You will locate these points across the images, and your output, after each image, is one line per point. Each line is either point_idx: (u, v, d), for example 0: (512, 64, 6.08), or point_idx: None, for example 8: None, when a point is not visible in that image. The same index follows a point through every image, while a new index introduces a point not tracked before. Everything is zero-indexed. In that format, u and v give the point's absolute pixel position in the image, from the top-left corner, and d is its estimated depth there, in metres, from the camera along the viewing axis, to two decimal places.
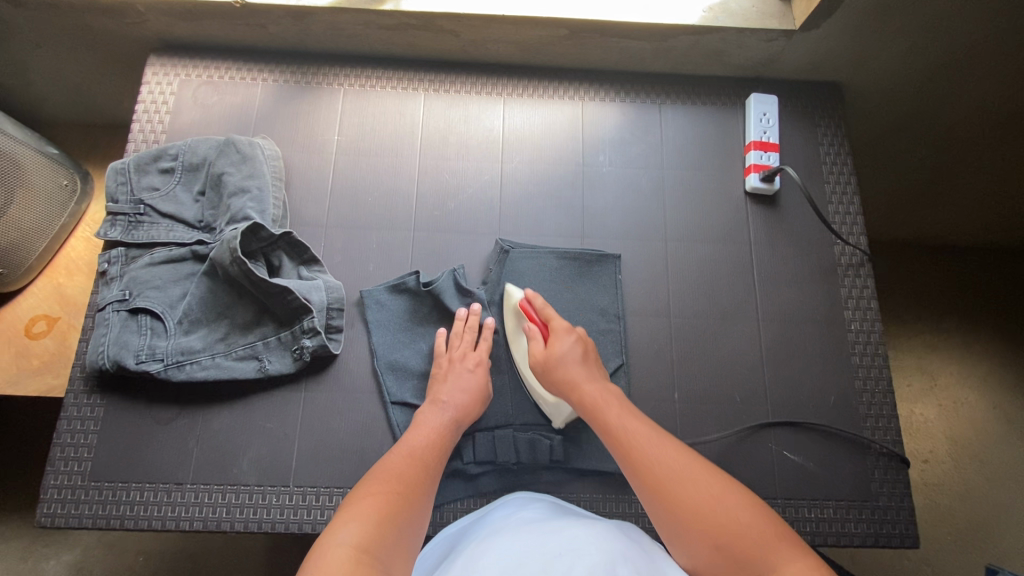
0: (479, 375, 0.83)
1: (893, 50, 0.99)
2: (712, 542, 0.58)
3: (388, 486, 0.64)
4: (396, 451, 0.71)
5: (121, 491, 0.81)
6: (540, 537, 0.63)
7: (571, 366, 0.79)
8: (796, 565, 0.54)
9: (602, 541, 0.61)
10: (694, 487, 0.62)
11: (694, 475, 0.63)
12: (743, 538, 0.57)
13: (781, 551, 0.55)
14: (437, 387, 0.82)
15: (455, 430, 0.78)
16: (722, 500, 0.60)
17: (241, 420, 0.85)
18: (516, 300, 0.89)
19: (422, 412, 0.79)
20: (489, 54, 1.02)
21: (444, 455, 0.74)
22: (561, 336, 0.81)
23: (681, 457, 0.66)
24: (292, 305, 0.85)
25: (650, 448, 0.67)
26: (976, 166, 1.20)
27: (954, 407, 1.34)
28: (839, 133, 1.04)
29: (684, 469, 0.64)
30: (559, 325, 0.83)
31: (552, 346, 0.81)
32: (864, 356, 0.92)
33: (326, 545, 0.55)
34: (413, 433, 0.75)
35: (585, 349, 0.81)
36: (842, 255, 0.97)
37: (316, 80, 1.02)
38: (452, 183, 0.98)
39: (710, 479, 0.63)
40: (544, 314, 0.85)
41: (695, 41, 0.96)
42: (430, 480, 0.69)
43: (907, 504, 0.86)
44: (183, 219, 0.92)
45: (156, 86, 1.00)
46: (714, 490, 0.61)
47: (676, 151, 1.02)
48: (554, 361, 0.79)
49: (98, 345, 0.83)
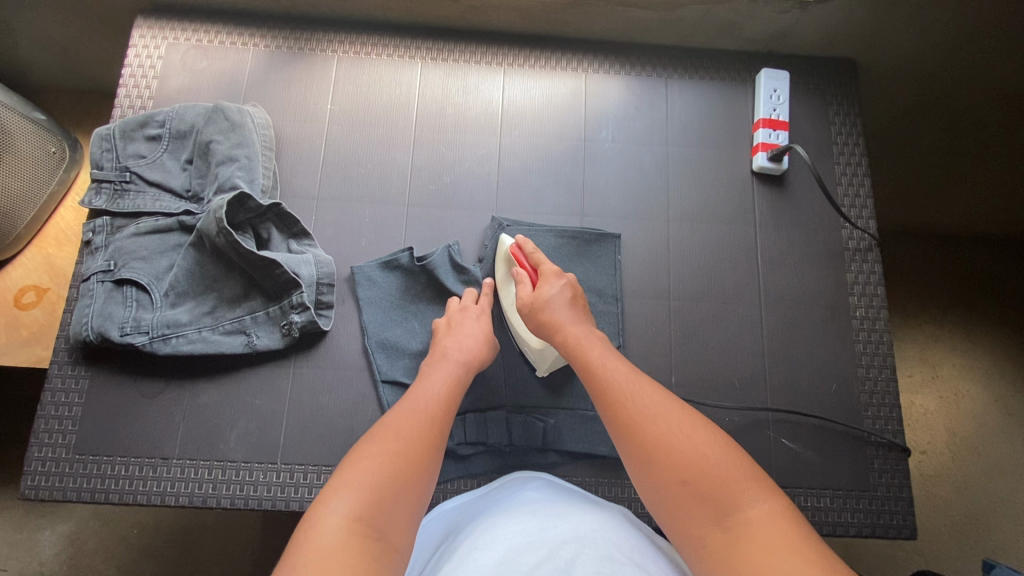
0: (484, 325, 0.82)
1: (911, 24, 0.95)
2: (678, 478, 0.55)
3: (386, 446, 0.61)
4: (401, 406, 0.68)
5: (106, 465, 0.80)
6: (547, 521, 0.62)
7: (557, 309, 0.75)
8: (759, 507, 0.51)
9: (606, 534, 0.60)
10: (667, 424, 0.59)
11: (667, 414, 0.60)
12: (708, 475, 0.54)
13: (748, 494, 0.53)
14: (442, 339, 0.80)
15: (466, 379, 0.75)
16: (693, 438, 0.57)
17: (228, 395, 0.83)
18: (506, 248, 0.85)
19: (429, 364, 0.76)
20: (489, 21, 0.97)
21: (454, 408, 0.70)
22: (550, 281, 0.78)
23: (657, 396, 0.62)
24: (281, 279, 0.83)
25: (627, 388, 0.64)
26: (990, 150, 1.16)
27: (954, 399, 1.32)
28: (852, 111, 1.00)
29: (660, 408, 0.61)
30: (549, 270, 0.80)
31: (540, 290, 0.77)
32: (869, 343, 0.90)
33: (318, 515, 0.53)
34: (421, 385, 0.72)
35: (573, 294, 0.78)
36: (850, 239, 0.94)
37: (309, 46, 0.98)
38: (449, 156, 0.95)
39: (683, 417, 0.60)
40: (535, 259, 0.82)
41: (704, 11, 0.92)
42: (437, 436, 0.65)
43: (906, 495, 0.84)
44: (170, 188, 0.89)
45: (143, 49, 0.96)
46: (686, 428, 0.58)
47: (681, 128, 0.98)
48: (541, 304, 0.76)
49: (82, 317, 0.81)
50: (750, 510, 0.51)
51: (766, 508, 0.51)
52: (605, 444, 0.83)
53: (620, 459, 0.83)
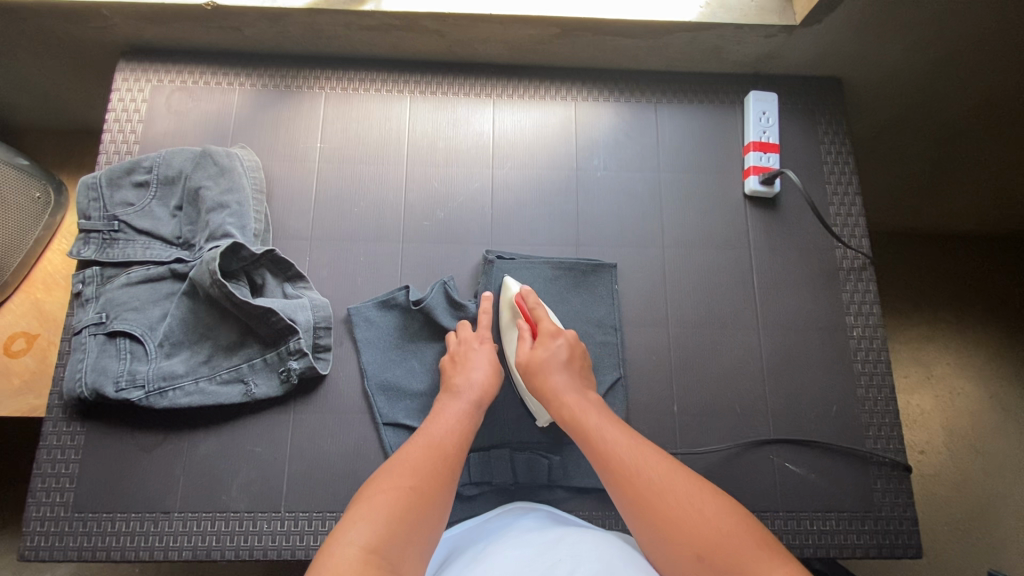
0: (488, 352, 0.81)
1: (896, 44, 0.95)
2: (693, 552, 0.54)
3: (401, 481, 0.61)
4: (414, 441, 0.68)
5: (106, 522, 0.79)
6: (546, 543, 0.63)
7: (552, 372, 0.75)
8: (778, 572, 0.50)
9: (602, 547, 0.62)
10: (675, 497, 0.59)
11: (674, 485, 0.60)
12: (724, 544, 0.54)
13: (764, 562, 0.51)
14: (452, 375, 0.79)
15: (477, 415, 0.75)
16: (703, 509, 0.57)
17: (228, 445, 0.82)
18: (511, 295, 0.86)
19: (441, 402, 0.76)
20: (477, 54, 0.97)
21: (466, 443, 0.70)
22: (546, 341, 0.78)
23: (659, 466, 0.62)
24: (277, 326, 0.82)
25: (629, 458, 0.64)
26: (974, 159, 1.18)
27: (950, 398, 1.33)
28: (840, 130, 1.01)
29: (664, 479, 0.61)
30: (547, 328, 0.79)
31: (536, 350, 0.77)
32: (867, 363, 0.91)
33: (336, 545, 0.52)
34: (433, 421, 0.72)
35: (571, 354, 0.78)
36: (844, 258, 0.95)
37: (297, 84, 0.97)
38: (441, 191, 0.94)
39: (687, 487, 0.60)
40: (536, 313, 0.82)
41: (691, 38, 0.93)
42: (450, 472, 0.65)
43: (910, 514, 0.85)
44: (160, 235, 0.88)
45: (126, 93, 0.95)
46: (693, 498, 0.58)
47: (673, 153, 0.98)
48: (537, 365, 0.76)
49: (75, 372, 0.80)
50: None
51: (785, 575, 0.50)
52: None
53: None
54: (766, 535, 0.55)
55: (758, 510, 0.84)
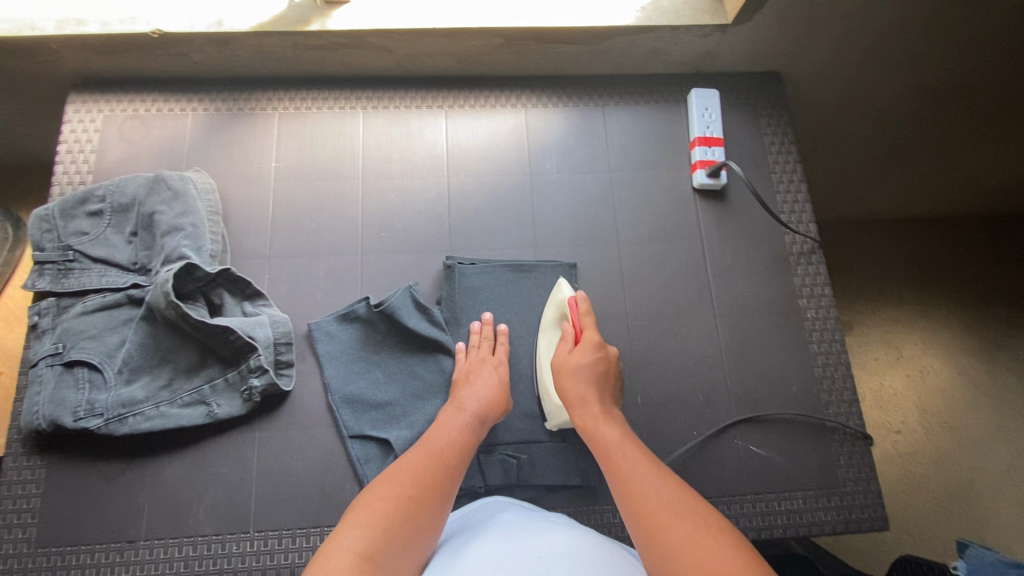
0: (499, 373, 0.82)
1: (826, 39, 1.00)
2: None
3: (402, 489, 0.63)
4: (415, 451, 0.70)
5: (70, 555, 0.77)
6: (529, 541, 0.62)
7: (581, 378, 0.77)
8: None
9: (584, 551, 0.60)
10: (680, 524, 0.57)
11: (682, 514, 0.59)
12: (721, 573, 0.51)
13: None
14: (460, 390, 0.80)
15: (479, 429, 0.76)
16: (707, 538, 0.55)
17: (192, 468, 0.81)
18: (563, 296, 0.86)
19: (446, 412, 0.77)
20: (426, 67, 1.00)
21: (467, 456, 0.71)
22: (587, 348, 0.79)
23: (670, 492, 0.62)
24: (236, 344, 0.82)
25: (645, 480, 0.64)
26: (916, 141, 1.24)
27: (920, 377, 1.36)
28: (780, 122, 1.05)
29: (672, 503, 0.60)
30: (591, 337, 0.80)
31: (573, 354, 0.79)
32: (822, 343, 0.93)
33: (331, 550, 0.54)
34: (435, 431, 0.73)
35: (604, 370, 0.78)
36: (793, 244, 0.98)
37: (249, 106, 0.98)
38: (398, 201, 0.96)
39: (691, 515, 0.58)
40: (584, 321, 0.82)
41: (631, 42, 0.96)
42: (447, 485, 0.66)
43: (873, 487, 0.87)
44: (116, 262, 0.88)
45: (78, 124, 0.95)
46: (696, 525, 0.57)
47: (623, 153, 1.01)
48: (569, 369, 0.78)
49: (33, 405, 0.79)
50: None
51: None
52: (578, 473, 0.84)
53: (595, 486, 0.84)
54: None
55: (727, 495, 0.85)
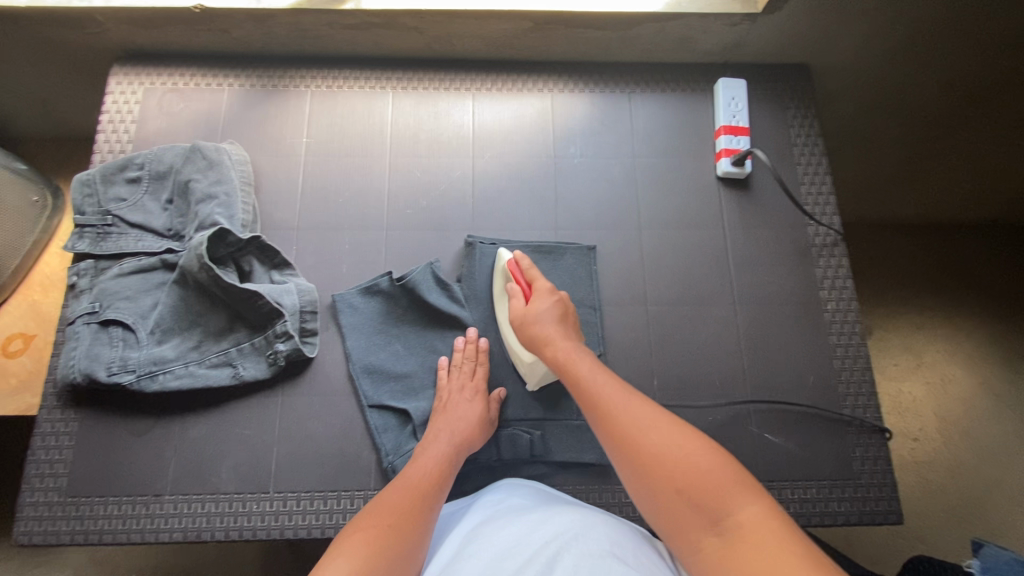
0: (478, 402, 0.81)
1: (857, 31, 0.99)
2: (670, 487, 0.55)
3: (381, 519, 0.62)
4: (394, 483, 0.69)
5: (98, 506, 0.80)
6: (534, 524, 0.62)
7: (544, 325, 0.76)
8: (747, 509, 0.51)
9: (590, 529, 0.60)
10: (659, 435, 0.58)
11: (652, 423, 0.60)
12: (697, 478, 0.54)
13: (738, 496, 0.52)
14: (436, 419, 0.80)
15: (457, 460, 0.76)
16: (683, 445, 0.57)
17: (217, 428, 0.84)
18: (505, 261, 0.87)
19: (421, 445, 0.77)
20: (456, 50, 1.02)
21: (444, 485, 0.71)
22: (542, 297, 0.79)
23: (645, 410, 0.61)
24: (264, 310, 0.85)
25: (616, 397, 0.64)
26: (945, 142, 1.22)
27: (940, 382, 1.34)
28: (807, 114, 1.05)
29: (642, 415, 0.61)
30: (542, 286, 0.81)
31: (529, 308, 0.79)
32: (842, 335, 0.93)
33: None
34: (413, 464, 0.73)
35: (563, 311, 0.78)
36: (817, 235, 0.98)
37: (283, 83, 1.01)
38: (424, 180, 0.98)
39: (670, 428, 0.59)
40: (530, 275, 0.83)
41: (660, 28, 0.97)
42: (427, 513, 0.65)
43: (890, 481, 0.86)
44: (152, 228, 0.91)
45: (120, 95, 0.99)
46: (673, 435, 0.58)
47: (647, 139, 1.02)
48: (531, 318, 0.77)
49: (69, 360, 0.82)
50: (739, 514, 0.51)
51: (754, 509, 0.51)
52: (592, 451, 0.85)
53: (608, 465, 0.85)
54: (740, 471, 0.55)
55: None
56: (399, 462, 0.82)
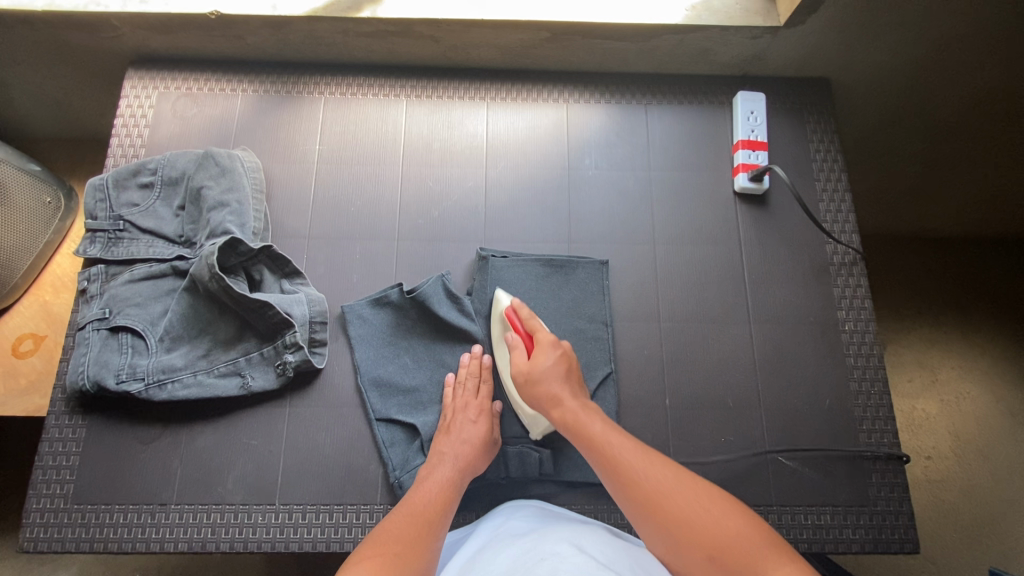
0: (482, 423, 0.80)
1: (880, 46, 0.97)
2: (701, 552, 0.55)
3: (386, 546, 0.60)
4: (398, 509, 0.68)
5: (104, 513, 0.80)
6: (533, 542, 0.62)
7: (551, 382, 0.74)
8: (784, 567, 0.51)
9: (589, 543, 0.60)
10: (684, 498, 0.59)
11: (676, 485, 0.60)
12: (728, 543, 0.55)
13: (770, 557, 0.53)
14: (440, 440, 0.79)
15: (462, 483, 0.75)
16: (709, 508, 0.58)
17: (224, 438, 0.83)
18: (501, 308, 0.86)
19: (426, 467, 0.76)
20: (471, 59, 1.01)
21: (449, 510, 0.70)
22: (545, 350, 0.77)
23: (668, 471, 0.62)
24: (274, 320, 0.84)
25: (635, 459, 0.64)
26: (967, 157, 1.19)
27: (956, 402, 1.32)
28: (827, 130, 1.03)
29: (665, 476, 0.61)
30: (543, 338, 0.78)
31: (533, 362, 0.76)
32: (859, 357, 0.91)
33: None
34: (416, 489, 0.72)
35: (568, 366, 0.76)
36: (835, 254, 0.96)
37: (296, 89, 1.00)
38: (436, 190, 0.97)
39: (698, 489, 0.60)
40: (530, 325, 0.81)
41: (679, 40, 0.95)
42: (433, 540, 0.64)
43: (906, 508, 0.84)
44: (163, 234, 0.90)
45: (134, 99, 0.99)
46: (699, 498, 0.59)
47: (663, 152, 1.00)
48: (536, 376, 0.75)
49: (78, 366, 0.81)
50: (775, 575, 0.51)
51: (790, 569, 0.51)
52: None
53: None
54: (767, 532, 0.56)
55: (753, 504, 0.84)
56: (406, 477, 0.81)
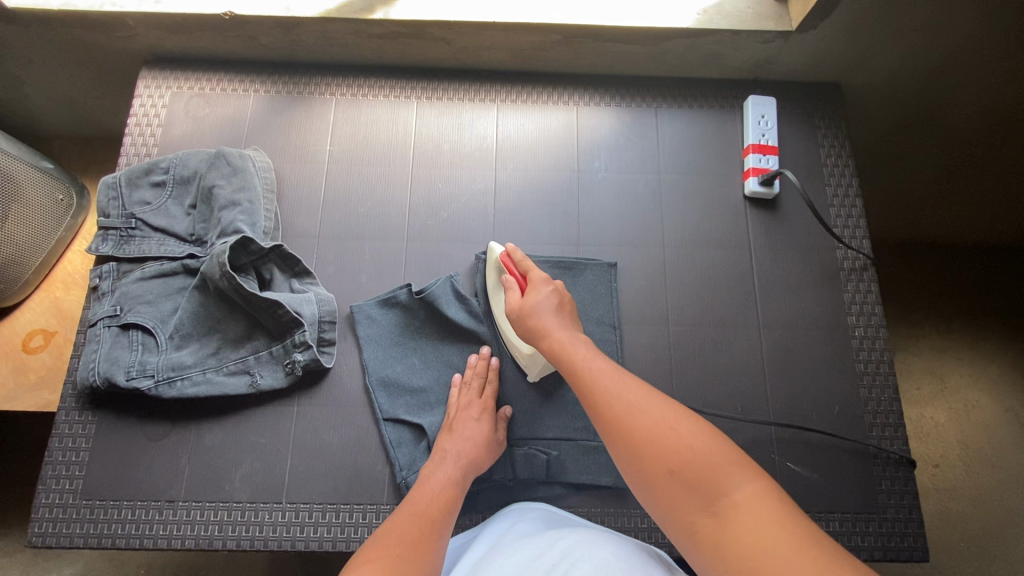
0: (484, 422, 0.80)
1: (893, 51, 0.97)
2: (663, 467, 0.52)
3: (391, 547, 0.60)
4: (401, 509, 0.68)
5: (113, 510, 0.81)
6: (541, 547, 0.61)
7: (544, 315, 0.72)
8: (745, 490, 0.49)
9: (599, 548, 0.59)
10: (652, 416, 0.55)
11: (647, 404, 0.57)
12: (692, 459, 0.51)
13: (734, 476, 0.50)
14: (442, 440, 0.79)
15: (464, 482, 0.75)
16: (676, 425, 0.54)
17: (232, 436, 0.84)
18: (497, 255, 0.87)
19: (428, 467, 0.76)
20: (482, 61, 1.01)
21: (452, 510, 0.70)
22: (538, 288, 0.76)
23: (639, 390, 0.59)
24: (283, 319, 0.85)
25: (608, 382, 0.60)
26: (981, 164, 1.18)
27: (966, 411, 1.30)
28: (838, 134, 1.02)
29: (636, 396, 0.58)
30: (538, 277, 0.78)
31: (527, 298, 0.75)
32: (869, 363, 0.90)
33: None
34: (419, 488, 0.72)
35: (561, 300, 0.74)
36: (845, 259, 0.95)
37: (308, 90, 1.01)
38: (445, 192, 0.97)
39: (665, 405, 0.56)
40: (525, 267, 0.81)
41: (690, 44, 0.95)
42: (438, 540, 0.64)
43: (916, 516, 0.83)
44: (175, 232, 0.91)
45: (147, 99, 1.00)
46: (667, 416, 0.55)
47: (672, 155, 1.00)
48: (529, 310, 0.73)
49: (89, 363, 0.82)
50: (736, 493, 0.49)
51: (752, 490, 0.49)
52: (609, 474, 0.83)
53: (624, 488, 0.83)
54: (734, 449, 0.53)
55: None
56: (412, 477, 0.81)
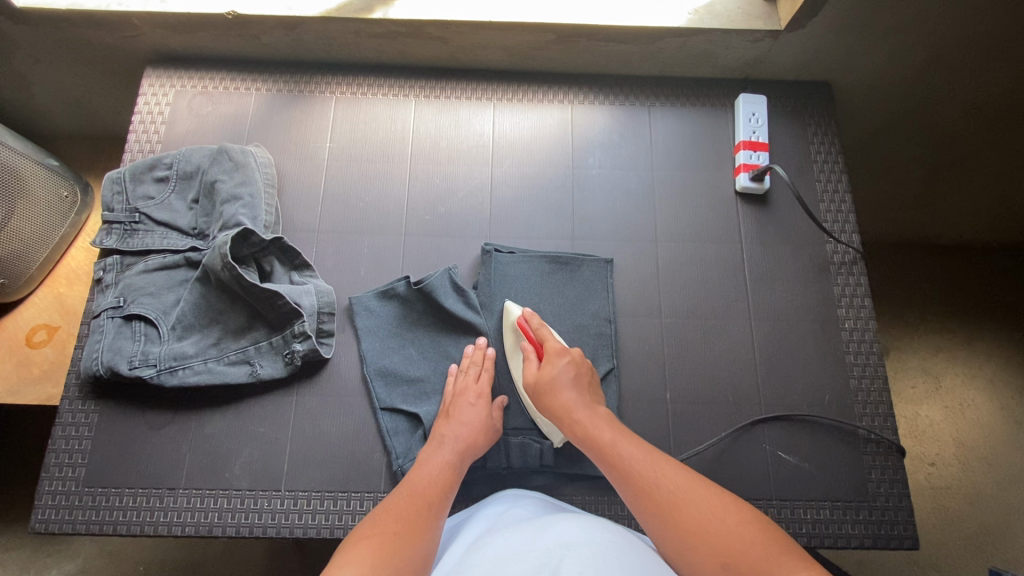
0: (482, 406, 0.81)
1: (880, 50, 0.99)
2: (715, 558, 0.56)
3: (386, 528, 0.62)
4: (398, 491, 0.69)
5: (114, 497, 0.82)
6: (536, 531, 0.62)
7: (561, 390, 0.76)
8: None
9: (593, 534, 0.60)
10: (697, 506, 0.60)
11: (688, 492, 0.61)
12: (742, 549, 0.55)
13: (784, 562, 0.53)
14: (441, 425, 0.80)
15: (462, 466, 0.76)
16: (722, 515, 0.59)
17: (232, 425, 0.85)
18: (512, 318, 0.88)
19: (426, 451, 0.77)
20: (479, 60, 1.03)
21: (449, 493, 0.71)
22: (553, 359, 0.79)
23: (679, 477, 0.63)
24: (282, 310, 0.86)
25: (647, 470, 0.65)
26: (970, 163, 1.20)
27: (959, 407, 1.32)
28: (828, 132, 1.04)
29: (678, 485, 0.62)
30: (553, 346, 0.80)
31: (543, 370, 0.78)
32: (859, 354, 0.92)
33: None
34: (417, 471, 0.73)
35: (578, 372, 0.78)
36: (835, 253, 0.97)
37: (308, 88, 1.03)
38: (442, 187, 0.99)
39: (710, 496, 0.61)
40: (540, 334, 0.82)
41: (682, 43, 0.97)
42: (433, 521, 0.66)
43: (906, 505, 0.85)
44: (177, 226, 0.93)
45: (152, 97, 1.02)
46: (712, 506, 0.60)
47: (665, 152, 1.02)
48: (546, 383, 0.77)
49: (93, 352, 0.84)
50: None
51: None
52: None
53: None
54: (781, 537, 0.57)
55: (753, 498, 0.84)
56: (408, 465, 0.83)
